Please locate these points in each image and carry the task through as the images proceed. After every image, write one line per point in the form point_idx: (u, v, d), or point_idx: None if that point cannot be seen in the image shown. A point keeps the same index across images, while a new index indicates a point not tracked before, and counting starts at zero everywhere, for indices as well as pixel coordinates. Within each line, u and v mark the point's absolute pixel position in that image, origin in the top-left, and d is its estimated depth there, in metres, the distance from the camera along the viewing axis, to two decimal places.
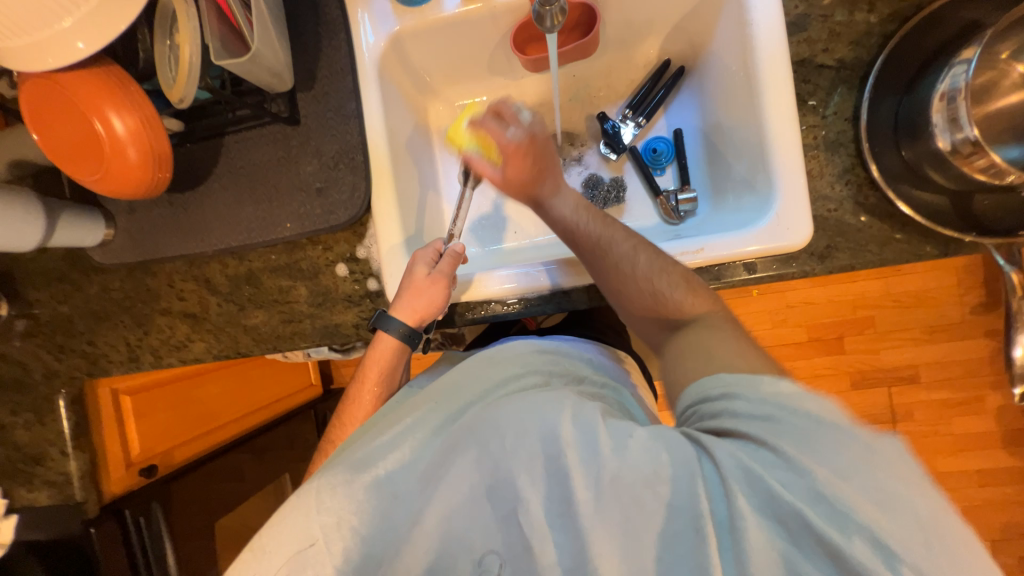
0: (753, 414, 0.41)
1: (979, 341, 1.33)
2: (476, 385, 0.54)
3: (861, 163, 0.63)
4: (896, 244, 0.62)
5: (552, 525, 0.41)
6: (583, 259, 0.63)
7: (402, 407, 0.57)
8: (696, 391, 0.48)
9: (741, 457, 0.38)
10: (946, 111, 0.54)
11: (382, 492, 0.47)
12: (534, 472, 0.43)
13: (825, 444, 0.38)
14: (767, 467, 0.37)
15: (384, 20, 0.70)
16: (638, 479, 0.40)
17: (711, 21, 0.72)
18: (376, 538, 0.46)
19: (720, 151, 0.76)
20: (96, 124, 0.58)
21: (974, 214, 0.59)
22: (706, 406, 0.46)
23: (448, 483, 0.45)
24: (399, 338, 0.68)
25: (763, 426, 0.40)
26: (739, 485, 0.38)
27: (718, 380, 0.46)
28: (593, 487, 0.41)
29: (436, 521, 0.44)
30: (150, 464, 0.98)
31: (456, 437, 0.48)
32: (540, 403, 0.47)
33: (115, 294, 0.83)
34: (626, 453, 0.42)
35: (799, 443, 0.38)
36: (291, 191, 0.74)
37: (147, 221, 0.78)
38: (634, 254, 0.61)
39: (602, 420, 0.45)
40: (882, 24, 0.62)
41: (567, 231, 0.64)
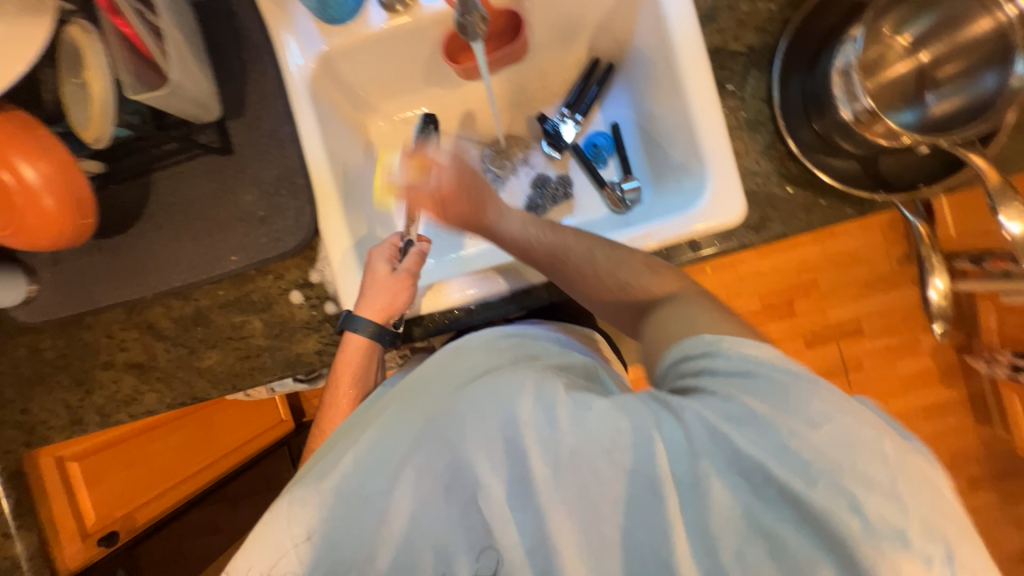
0: (733, 371, 0.44)
1: (908, 289, 1.46)
2: (444, 377, 0.54)
3: (780, 139, 0.68)
4: (822, 209, 0.67)
5: (512, 506, 0.42)
6: (543, 270, 0.65)
7: (371, 410, 0.56)
8: (678, 350, 0.49)
9: (706, 415, 0.41)
10: (844, 85, 0.59)
11: (350, 498, 0.47)
12: (493, 457, 0.43)
13: (792, 397, 0.40)
14: (732, 422, 0.40)
15: (309, 41, 0.69)
16: (596, 449, 0.41)
17: (630, 18, 0.76)
18: (343, 544, 0.46)
19: (655, 139, 0.80)
20: (6, 175, 0.55)
21: (882, 174, 0.65)
22: (687, 363, 0.48)
23: (411, 479, 0.46)
24: (368, 337, 0.67)
25: (738, 385, 0.43)
26: (700, 440, 0.40)
27: (699, 340, 0.48)
28: (551, 463, 0.42)
29: (403, 519, 0.45)
30: (110, 531, 0.92)
31: (421, 433, 0.48)
32: (503, 386, 0.47)
33: (47, 354, 0.76)
34: (584, 423, 0.42)
35: (766, 399, 0.41)
36: (232, 223, 0.71)
37: (75, 272, 0.73)
38: (590, 254, 0.62)
39: (563, 393, 0.45)
40: (782, 9, 0.67)
41: (521, 246, 0.64)
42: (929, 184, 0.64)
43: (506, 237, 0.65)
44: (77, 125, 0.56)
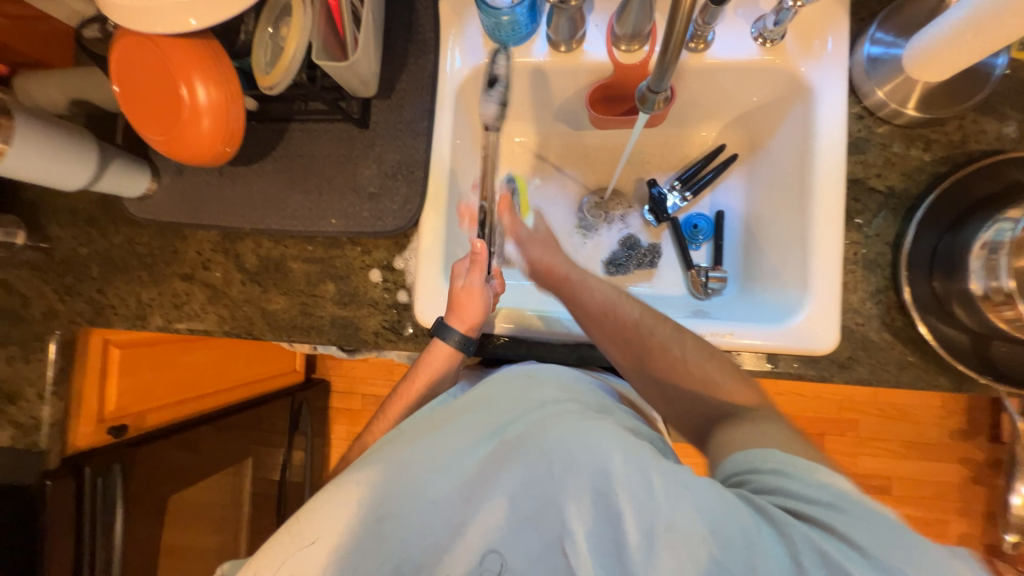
0: (819, 499, 0.41)
1: (953, 466, 1.36)
2: (518, 404, 0.55)
3: (893, 287, 0.66)
4: (912, 368, 0.65)
5: (598, 561, 0.42)
6: (621, 348, 0.62)
7: (438, 413, 0.57)
8: (745, 460, 0.47)
9: (814, 539, 0.38)
10: (985, 259, 0.57)
11: (422, 501, 0.48)
12: (580, 503, 0.43)
13: (915, 551, 0.37)
14: (849, 558, 0.37)
15: (473, 52, 0.74)
16: (696, 536, 0.39)
17: (773, 123, 0.77)
18: (414, 542, 0.48)
19: (757, 241, 0.79)
20: (181, 89, 0.59)
21: (992, 358, 0.62)
22: (756, 478, 0.45)
23: (490, 500, 0.46)
24: (454, 347, 0.67)
25: (830, 512, 0.40)
26: (813, 566, 0.38)
27: (769, 455, 0.46)
28: (643, 531, 0.41)
29: (478, 534, 0.46)
30: (121, 424, 0.94)
31: (500, 455, 0.49)
32: (592, 434, 0.46)
33: (139, 249, 0.82)
34: (680, 501, 0.41)
35: (875, 536, 0.38)
36: (344, 190, 0.75)
37: (192, 186, 0.78)
38: (677, 340, 0.62)
39: (654, 460, 0.44)
40: (934, 163, 0.67)
41: (602, 312, 0.63)
42: None
43: (586, 306, 0.65)
44: (257, 67, 0.61)
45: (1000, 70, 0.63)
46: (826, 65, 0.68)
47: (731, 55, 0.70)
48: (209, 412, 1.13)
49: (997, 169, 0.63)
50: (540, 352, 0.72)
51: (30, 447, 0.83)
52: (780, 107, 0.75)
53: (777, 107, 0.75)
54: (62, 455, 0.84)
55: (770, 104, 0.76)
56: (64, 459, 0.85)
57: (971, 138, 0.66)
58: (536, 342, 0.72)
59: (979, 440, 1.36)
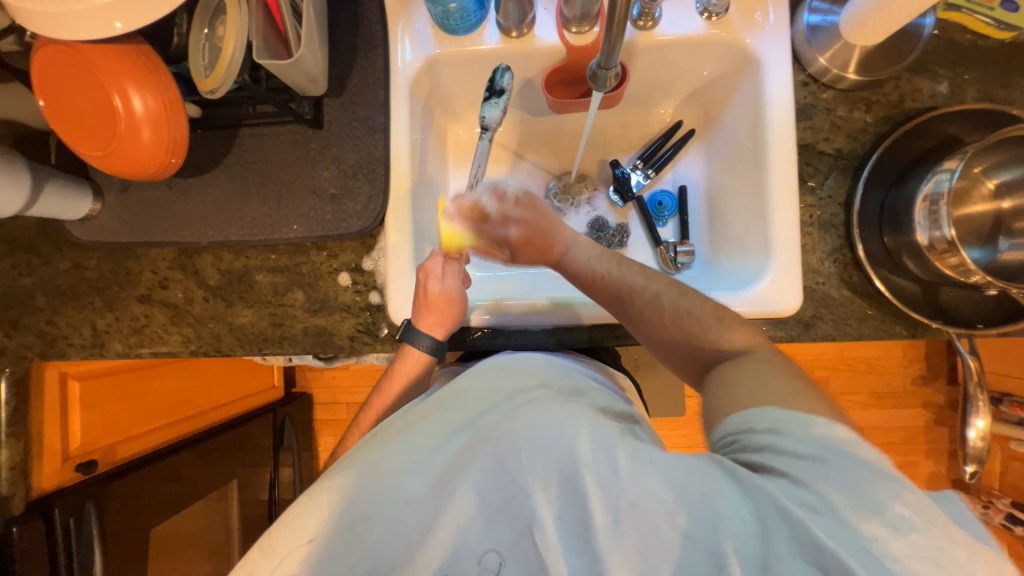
0: (804, 452, 0.42)
1: (917, 411, 1.45)
2: (487, 396, 0.53)
3: (848, 245, 0.69)
4: (871, 320, 0.68)
5: (566, 544, 0.43)
6: (608, 309, 0.64)
7: (409, 413, 0.56)
8: (741, 419, 0.48)
9: (774, 494, 0.40)
10: (928, 211, 0.60)
11: (393, 501, 0.47)
12: (548, 488, 0.44)
13: (877, 495, 0.39)
14: (810, 510, 0.39)
15: (423, 44, 0.72)
16: (659, 509, 0.41)
17: (726, 96, 0.79)
18: (386, 543, 0.46)
19: (719, 212, 0.81)
20: (115, 100, 0.56)
21: (941, 304, 0.65)
22: (748, 437, 0.46)
23: (461, 495, 0.46)
24: (426, 351, 0.67)
25: (802, 466, 0.41)
26: (772, 522, 0.39)
27: (767, 414, 0.47)
28: (609, 511, 0.42)
29: (451, 529, 0.45)
30: (90, 459, 0.89)
31: (471, 447, 0.48)
32: (560, 418, 0.47)
33: (89, 274, 0.77)
34: (644, 477, 0.42)
35: (845, 490, 0.39)
36: (303, 194, 0.72)
37: (140, 202, 0.74)
38: (659, 297, 0.60)
39: (620, 440, 0.45)
40: (877, 124, 0.70)
41: (585, 282, 0.64)
42: (987, 326, 0.64)
43: (571, 269, 0.64)
44: (195, 72, 0.58)
45: (928, 30, 0.66)
46: (770, 35, 0.70)
47: (679, 31, 0.71)
48: (185, 437, 1.08)
49: (933, 125, 0.66)
50: (518, 340, 0.73)
51: None
52: (731, 80, 0.76)
53: (729, 79, 0.77)
54: (26, 499, 0.80)
55: (720, 78, 0.78)
56: (29, 502, 0.80)
57: (908, 97, 0.69)
58: (514, 331, 0.73)
59: (939, 384, 1.44)
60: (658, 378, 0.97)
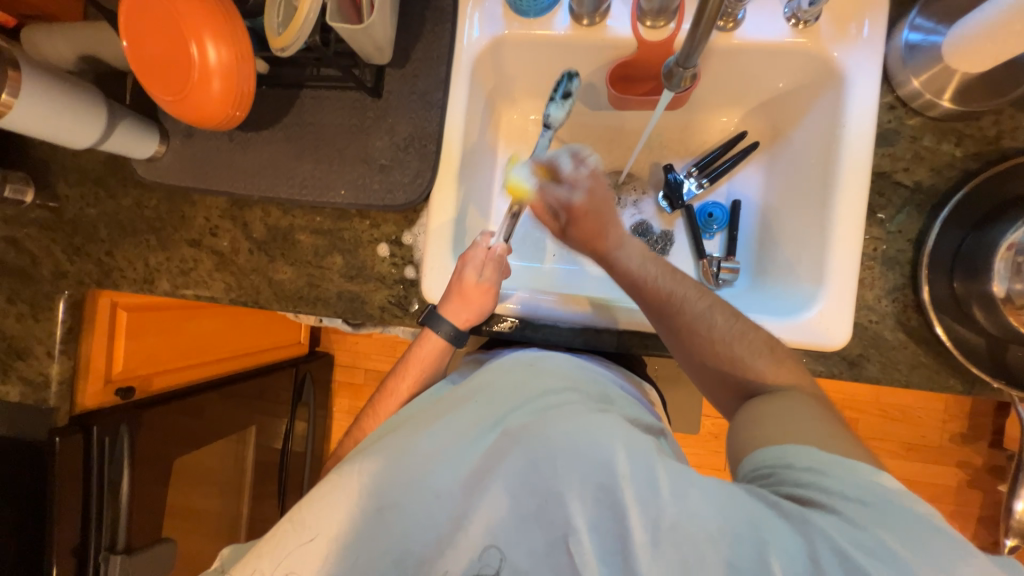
0: (852, 495, 0.41)
1: (950, 469, 1.36)
2: (522, 395, 0.54)
3: (911, 286, 0.65)
4: (924, 369, 0.64)
5: (602, 557, 0.42)
6: (651, 315, 0.61)
7: (439, 403, 0.57)
8: (778, 454, 0.46)
9: (829, 535, 0.38)
10: (1012, 261, 0.56)
11: (425, 494, 0.47)
12: (585, 498, 0.43)
13: (934, 548, 0.37)
14: (867, 553, 0.37)
15: (492, 23, 0.71)
16: (700, 532, 0.40)
17: (799, 111, 0.74)
18: (416, 535, 0.47)
19: (774, 233, 0.77)
20: (191, 48, 0.58)
21: (1007, 363, 0.60)
22: (787, 473, 0.44)
23: (494, 494, 0.46)
24: (444, 338, 0.67)
25: (855, 508, 0.40)
26: (827, 563, 0.37)
27: (806, 453, 0.45)
28: (648, 530, 0.41)
29: (482, 529, 0.45)
30: (129, 386, 0.95)
31: (502, 447, 0.48)
32: (596, 428, 0.46)
33: (147, 213, 0.81)
34: (686, 500, 0.41)
35: (904, 539, 0.38)
36: (355, 160, 0.73)
37: (201, 149, 0.77)
38: (709, 314, 0.59)
39: (658, 457, 0.44)
40: (966, 159, 0.64)
41: (634, 284, 0.61)
42: None
43: (621, 270, 0.62)
44: (269, 28, 0.59)
45: None
46: (862, 50, 0.65)
47: (761, 37, 0.67)
48: (215, 378, 1.15)
49: None
50: (545, 334, 0.72)
51: (39, 404, 0.84)
52: (808, 94, 0.72)
53: (806, 93, 0.72)
54: (70, 413, 0.86)
55: (797, 90, 0.73)
56: (73, 417, 0.87)
57: (1007, 135, 0.63)
58: (541, 325, 0.72)
59: (979, 445, 1.35)
60: (679, 393, 0.94)
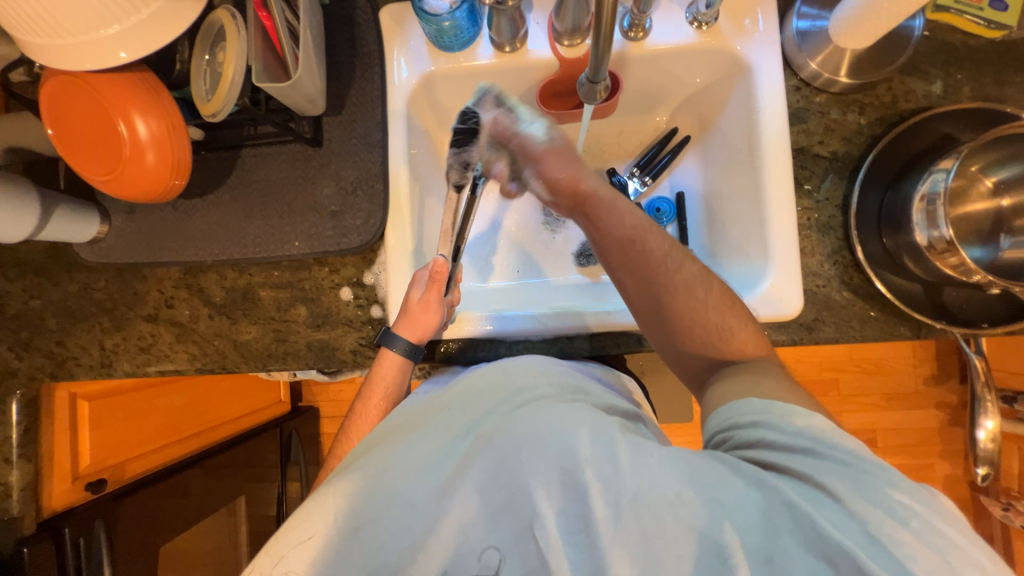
0: (796, 447, 0.45)
1: (930, 413, 1.42)
2: (491, 397, 0.55)
3: (847, 247, 0.69)
4: (874, 322, 0.68)
5: (567, 538, 0.43)
6: (643, 279, 0.60)
7: (412, 415, 0.58)
8: (728, 415, 0.51)
9: (781, 489, 0.42)
10: (925, 211, 0.60)
11: (399, 504, 0.47)
12: (550, 488, 0.45)
13: (869, 485, 0.41)
14: (818, 505, 0.40)
15: (419, 61, 0.74)
16: (659, 500, 0.42)
17: (719, 102, 0.79)
18: (391, 546, 0.46)
19: (719, 217, 0.81)
20: (120, 126, 0.58)
21: (944, 303, 0.65)
22: (738, 434, 0.48)
23: (462, 495, 0.46)
24: (401, 354, 0.68)
25: (805, 460, 0.44)
26: (779, 516, 0.41)
27: (749, 406, 0.49)
28: (609, 505, 0.43)
29: (454, 529, 0.45)
30: (99, 478, 0.91)
31: (473, 448, 0.49)
32: (561, 417, 0.48)
33: (97, 295, 0.79)
34: (644, 468, 0.43)
35: (847, 481, 0.42)
36: (304, 211, 0.73)
37: (146, 223, 0.75)
38: (701, 282, 0.59)
39: (621, 434, 0.46)
40: (871, 125, 0.70)
41: (626, 245, 0.60)
42: (993, 325, 0.63)
43: (613, 233, 0.61)
44: (197, 97, 0.60)
45: (918, 31, 0.67)
46: (760, 42, 0.71)
47: (670, 41, 0.72)
48: (198, 451, 1.10)
49: (927, 125, 0.66)
50: (519, 350, 0.73)
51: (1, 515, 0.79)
52: (722, 87, 0.77)
53: (720, 86, 0.77)
54: (37, 519, 0.81)
55: (712, 84, 0.78)
56: (40, 522, 0.81)
57: (901, 98, 0.70)
58: (515, 341, 0.73)
59: (951, 383, 1.42)
60: (663, 385, 0.96)
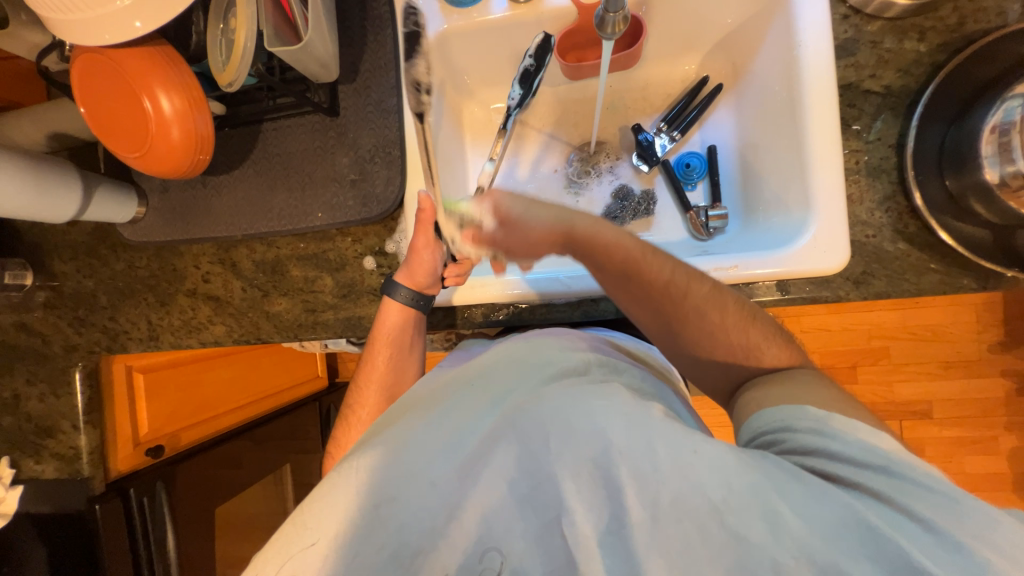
0: (867, 461, 0.40)
1: (994, 382, 1.31)
2: (513, 375, 0.56)
3: (903, 192, 0.63)
4: (933, 274, 0.62)
5: (601, 540, 0.42)
6: (651, 302, 0.59)
7: (431, 396, 0.57)
8: (782, 419, 0.47)
9: (856, 506, 0.37)
10: (998, 143, 0.54)
11: (420, 482, 0.48)
12: (580, 480, 0.43)
13: (959, 508, 0.36)
14: (896, 526, 0.36)
15: (431, 19, 0.71)
16: (703, 504, 0.39)
17: (755, 43, 0.73)
18: (412, 526, 0.46)
19: (755, 170, 0.76)
20: (145, 102, 0.59)
21: (1018, 249, 0.58)
22: (794, 438, 0.45)
23: (486, 482, 0.46)
24: (403, 303, 0.70)
25: (879, 476, 0.39)
26: (853, 536, 0.36)
27: (805, 413, 0.46)
28: (647, 506, 0.40)
29: (475, 517, 0.45)
30: (157, 444, 0.97)
31: (498, 429, 0.49)
32: (593, 406, 0.46)
33: (140, 272, 0.83)
34: (689, 470, 0.40)
35: (933, 505, 0.37)
36: (325, 182, 0.74)
37: (179, 201, 0.78)
38: (715, 301, 0.57)
39: (659, 425, 0.43)
40: (932, 53, 0.62)
41: (627, 268, 0.58)
42: None
43: (609, 265, 0.58)
44: (214, 67, 0.60)
45: None
46: None
47: None
48: (240, 424, 1.16)
49: (1001, 47, 0.58)
50: (542, 315, 0.72)
51: (75, 476, 0.84)
52: (758, 25, 0.71)
53: (756, 24, 0.71)
54: (105, 480, 0.86)
55: (748, 22, 0.72)
56: (108, 483, 0.87)
57: (970, 19, 0.61)
58: (539, 306, 0.72)
59: (1022, 350, 1.29)
60: None
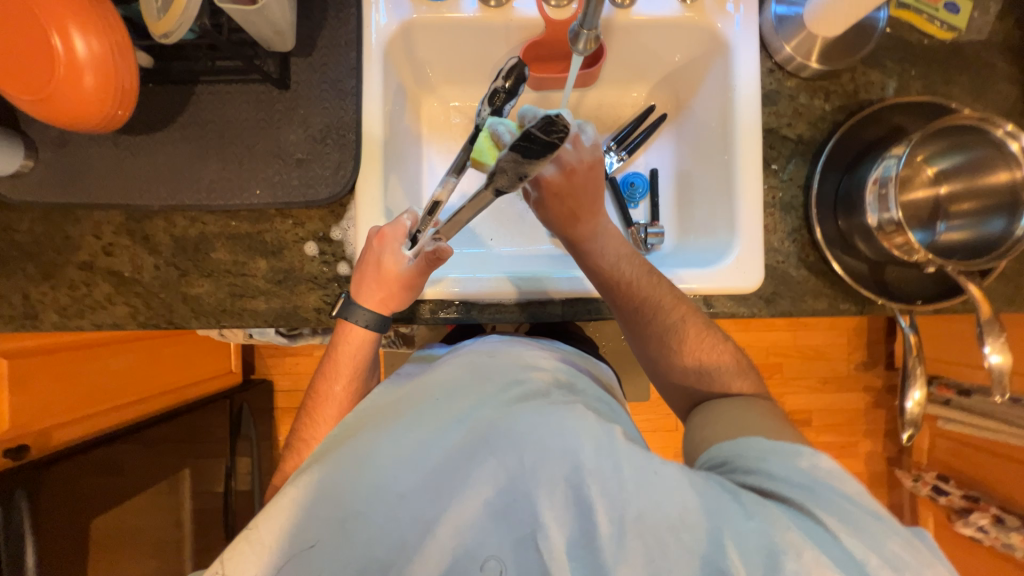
0: (795, 481, 0.45)
1: (858, 395, 1.56)
2: (479, 387, 0.53)
3: (806, 227, 0.73)
4: (826, 298, 0.72)
5: (571, 552, 0.43)
6: (633, 317, 0.66)
7: (388, 403, 0.54)
8: (733, 445, 0.52)
9: (781, 520, 0.41)
10: (877, 192, 0.64)
11: (384, 496, 0.44)
12: (555, 497, 0.43)
13: (860, 520, 0.42)
14: (813, 536, 0.41)
15: (398, 7, 0.70)
16: (664, 521, 0.42)
17: (697, 81, 0.81)
18: (381, 540, 0.43)
19: (690, 196, 0.83)
20: (55, 39, 0.51)
21: (886, 282, 0.70)
22: (740, 460, 0.50)
23: (463, 498, 0.44)
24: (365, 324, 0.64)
25: (805, 495, 0.44)
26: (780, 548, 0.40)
27: (757, 442, 0.51)
28: (615, 522, 0.42)
29: (451, 532, 0.43)
30: (20, 444, 0.82)
31: (468, 444, 0.46)
32: (563, 422, 0.46)
33: (18, 237, 0.70)
34: (651, 488, 0.43)
35: (845, 521, 0.42)
36: (267, 157, 0.69)
37: (81, 159, 0.68)
38: (688, 330, 0.65)
39: (625, 445, 0.45)
40: (834, 112, 0.74)
41: (623, 284, 0.65)
42: (925, 302, 0.69)
43: (609, 276, 0.65)
44: (146, 12, 0.53)
45: (882, 23, 0.70)
46: (741, 22, 0.73)
47: (655, 12, 0.73)
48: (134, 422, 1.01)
49: (882, 115, 0.71)
50: (490, 314, 0.72)
51: None
52: (701, 66, 0.79)
53: (698, 65, 0.79)
54: None
55: (693, 62, 0.80)
56: None
57: (862, 89, 0.74)
58: (487, 305, 0.72)
59: (879, 369, 1.55)
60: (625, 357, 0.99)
